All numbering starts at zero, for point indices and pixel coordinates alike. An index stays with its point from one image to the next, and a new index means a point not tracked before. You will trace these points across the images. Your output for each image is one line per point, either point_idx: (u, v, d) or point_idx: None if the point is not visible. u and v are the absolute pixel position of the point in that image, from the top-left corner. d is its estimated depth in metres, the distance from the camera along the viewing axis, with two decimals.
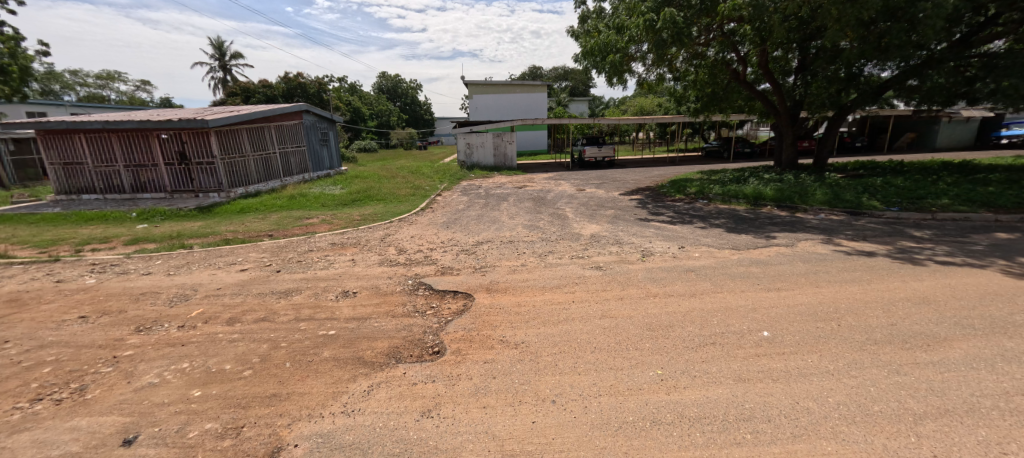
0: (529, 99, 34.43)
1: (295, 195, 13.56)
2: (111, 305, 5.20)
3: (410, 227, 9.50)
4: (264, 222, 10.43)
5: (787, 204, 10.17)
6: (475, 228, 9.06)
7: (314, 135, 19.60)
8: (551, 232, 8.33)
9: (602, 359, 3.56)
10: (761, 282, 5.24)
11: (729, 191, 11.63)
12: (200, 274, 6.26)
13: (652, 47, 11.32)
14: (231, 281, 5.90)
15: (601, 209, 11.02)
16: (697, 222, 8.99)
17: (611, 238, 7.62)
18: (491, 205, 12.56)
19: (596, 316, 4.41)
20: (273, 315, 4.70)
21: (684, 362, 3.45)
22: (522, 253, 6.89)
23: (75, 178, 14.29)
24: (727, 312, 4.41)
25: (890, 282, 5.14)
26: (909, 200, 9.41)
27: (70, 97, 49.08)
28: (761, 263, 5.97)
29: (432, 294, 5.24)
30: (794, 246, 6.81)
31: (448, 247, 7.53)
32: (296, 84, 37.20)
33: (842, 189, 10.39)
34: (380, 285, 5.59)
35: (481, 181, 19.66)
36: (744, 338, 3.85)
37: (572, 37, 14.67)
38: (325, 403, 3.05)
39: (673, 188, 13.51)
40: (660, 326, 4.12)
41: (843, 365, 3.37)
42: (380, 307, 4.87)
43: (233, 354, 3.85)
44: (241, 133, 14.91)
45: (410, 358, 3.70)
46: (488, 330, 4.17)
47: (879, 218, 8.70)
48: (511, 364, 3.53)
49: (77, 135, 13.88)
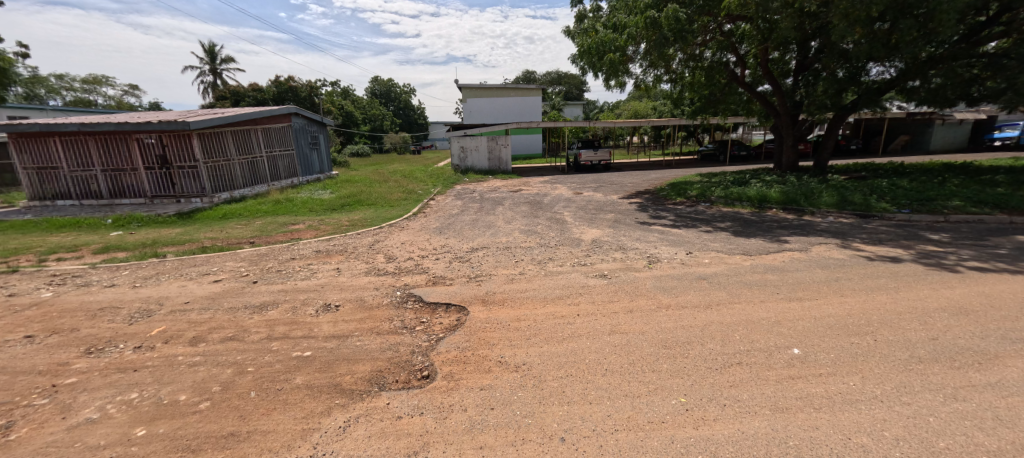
0: (524, 103, 34.08)
1: (281, 200, 13.00)
2: (64, 322, 4.66)
3: (401, 233, 9.03)
4: (246, 228, 9.92)
5: (793, 206, 9.78)
6: (469, 234, 8.60)
7: (303, 139, 19.04)
8: (549, 237, 7.88)
9: (615, 383, 3.11)
10: (781, 291, 4.80)
11: (732, 194, 11.25)
12: (169, 286, 5.72)
13: (655, 46, 10.70)
14: (201, 294, 5.37)
15: (601, 213, 10.61)
16: (702, 226, 8.58)
17: (613, 244, 7.16)
18: (486, 209, 12.12)
19: (605, 331, 3.96)
20: (243, 334, 4.18)
21: (710, 388, 3.00)
22: (520, 260, 6.41)
23: (49, 184, 13.61)
24: (750, 326, 3.96)
25: (920, 290, 4.73)
26: (919, 202, 9.08)
27: (55, 101, 48.18)
28: (776, 270, 5.54)
29: (422, 308, 4.73)
30: (809, 251, 6.39)
31: (441, 254, 7.05)
32: (286, 88, 36.81)
33: (849, 191, 10.05)
34: (365, 298, 5.07)
35: (476, 185, 19.18)
36: (773, 356, 3.41)
37: (568, 37, 14.20)
38: (292, 444, 2.56)
39: (674, 191, 13.14)
40: (676, 343, 3.68)
41: (892, 389, 2.95)
42: (364, 322, 4.37)
43: (192, 381, 3.35)
44: (225, 135, 14.36)
45: (395, 384, 3.22)
46: (485, 350, 3.70)
47: (891, 220, 8.34)
48: (511, 392, 3.05)
49: (52, 138, 13.23)
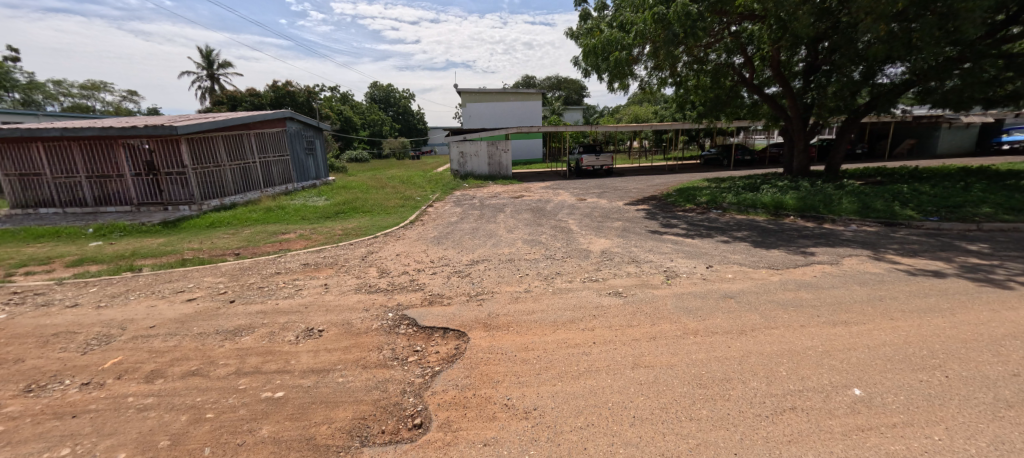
0: (524, 107, 33.69)
1: (273, 208, 12.46)
2: (9, 351, 4.10)
3: (397, 243, 8.48)
4: (233, 238, 9.36)
5: (812, 214, 9.25)
6: (470, 244, 8.07)
7: (299, 144, 18.54)
8: (555, 248, 7.34)
9: (647, 438, 2.55)
10: (822, 313, 4.24)
11: (745, 201, 10.73)
12: (138, 306, 5.16)
13: (665, 43, 10.18)
14: (170, 316, 4.81)
15: (608, 220, 10.08)
16: (718, 235, 8.04)
17: (625, 256, 6.62)
18: (487, 216, 11.59)
19: (627, 365, 3.41)
20: (209, 367, 3.62)
21: (765, 445, 2.45)
22: (524, 275, 5.87)
23: (32, 191, 13.07)
24: (796, 358, 3.40)
25: (979, 312, 4.18)
26: (946, 209, 8.55)
27: (53, 107, 47.82)
28: (810, 287, 4.99)
29: (416, 334, 4.18)
30: (840, 264, 5.85)
31: (438, 267, 6.50)
32: (284, 93, 36.45)
33: (870, 198, 9.53)
34: (353, 321, 4.51)
35: (476, 191, 18.68)
36: (832, 400, 2.86)
37: (571, 38, 13.76)
38: None
39: (682, 197, 12.63)
40: (713, 381, 3.12)
41: (990, 448, 2.39)
42: (349, 352, 3.81)
43: (137, 432, 2.79)
44: (215, 140, 13.85)
45: (380, 437, 2.66)
46: (488, 389, 3.15)
47: (919, 229, 7.81)
48: (520, 449, 2.50)
49: (35, 144, 12.70)
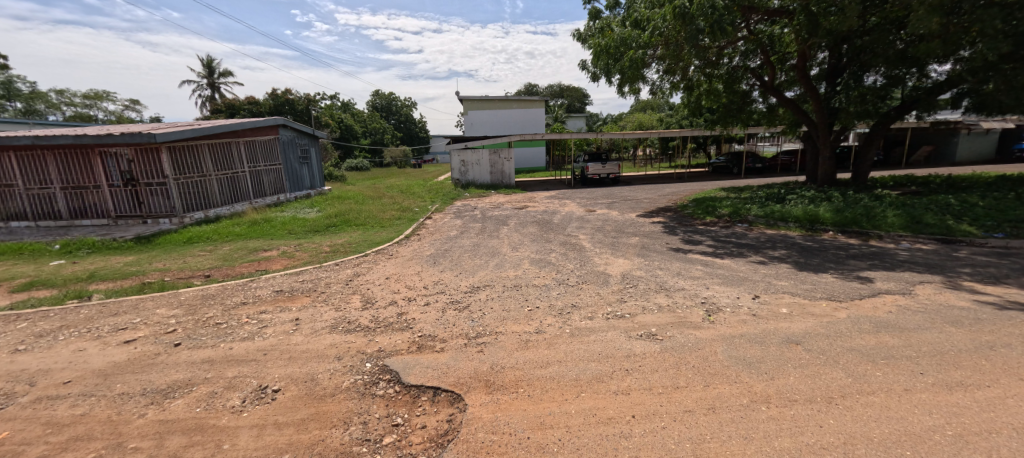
0: (527, 115, 32.97)
1: (258, 221, 11.56)
2: None
3: (388, 263, 7.54)
4: (208, 257, 8.45)
5: (853, 229, 8.27)
6: (470, 265, 7.13)
7: (292, 153, 17.72)
8: (568, 271, 6.38)
9: None
10: (926, 371, 3.25)
11: (773, 213, 9.76)
12: (62, 351, 4.21)
13: (686, 40, 9.29)
14: (95, 367, 3.84)
15: (623, 235, 9.14)
16: (752, 255, 7.07)
17: (652, 282, 5.66)
18: (489, 230, 10.67)
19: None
20: (111, 456, 2.64)
21: None
22: (535, 308, 4.91)
23: (3, 203, 12.23)
24: (926, 449, 2.41)
25: None
26: (1008, 223, 7.56)
27: (54, 117, 47.50)
28: (892, 328, 4.01)
29: (398, 397, 3.23)
30: (914, 295, 4.86)
31: (433, 296, 5.54)
32: (283, 101, 35.87)
33: (917, 211, 8.53)
34: (319, 375, 3.55)
35: (477, 201, 17.80)
36: None
37: (579, 40, 12.99)
38: None
39: (700, 208, 11.68)
40: None
41: None
42: (305, 429, 2.84)
43: None
44: (200, 149, 13.03)
45: None
46: None
47: (984, 247, 6.82)
48: None
49: (7, 153, 11.88)
